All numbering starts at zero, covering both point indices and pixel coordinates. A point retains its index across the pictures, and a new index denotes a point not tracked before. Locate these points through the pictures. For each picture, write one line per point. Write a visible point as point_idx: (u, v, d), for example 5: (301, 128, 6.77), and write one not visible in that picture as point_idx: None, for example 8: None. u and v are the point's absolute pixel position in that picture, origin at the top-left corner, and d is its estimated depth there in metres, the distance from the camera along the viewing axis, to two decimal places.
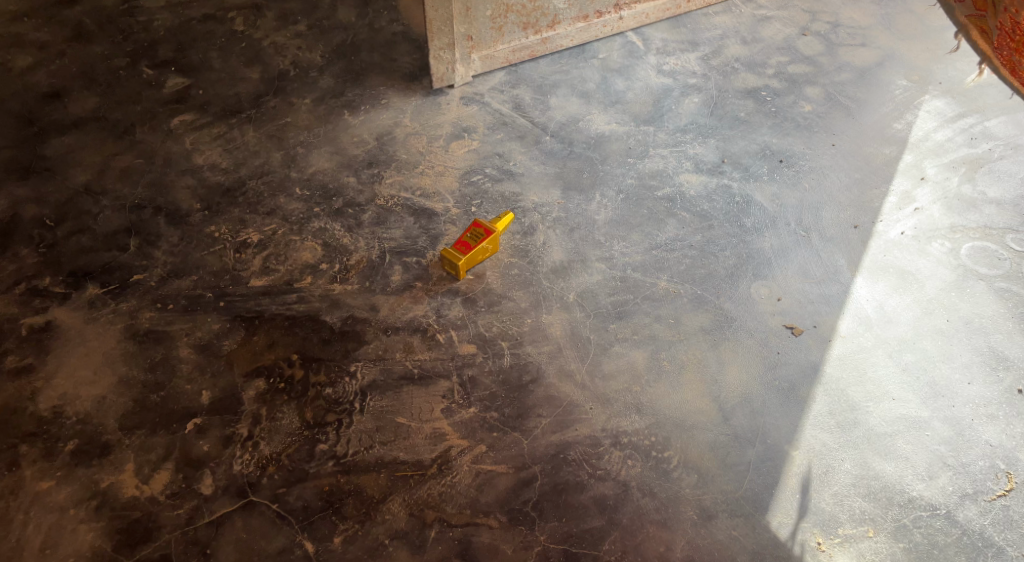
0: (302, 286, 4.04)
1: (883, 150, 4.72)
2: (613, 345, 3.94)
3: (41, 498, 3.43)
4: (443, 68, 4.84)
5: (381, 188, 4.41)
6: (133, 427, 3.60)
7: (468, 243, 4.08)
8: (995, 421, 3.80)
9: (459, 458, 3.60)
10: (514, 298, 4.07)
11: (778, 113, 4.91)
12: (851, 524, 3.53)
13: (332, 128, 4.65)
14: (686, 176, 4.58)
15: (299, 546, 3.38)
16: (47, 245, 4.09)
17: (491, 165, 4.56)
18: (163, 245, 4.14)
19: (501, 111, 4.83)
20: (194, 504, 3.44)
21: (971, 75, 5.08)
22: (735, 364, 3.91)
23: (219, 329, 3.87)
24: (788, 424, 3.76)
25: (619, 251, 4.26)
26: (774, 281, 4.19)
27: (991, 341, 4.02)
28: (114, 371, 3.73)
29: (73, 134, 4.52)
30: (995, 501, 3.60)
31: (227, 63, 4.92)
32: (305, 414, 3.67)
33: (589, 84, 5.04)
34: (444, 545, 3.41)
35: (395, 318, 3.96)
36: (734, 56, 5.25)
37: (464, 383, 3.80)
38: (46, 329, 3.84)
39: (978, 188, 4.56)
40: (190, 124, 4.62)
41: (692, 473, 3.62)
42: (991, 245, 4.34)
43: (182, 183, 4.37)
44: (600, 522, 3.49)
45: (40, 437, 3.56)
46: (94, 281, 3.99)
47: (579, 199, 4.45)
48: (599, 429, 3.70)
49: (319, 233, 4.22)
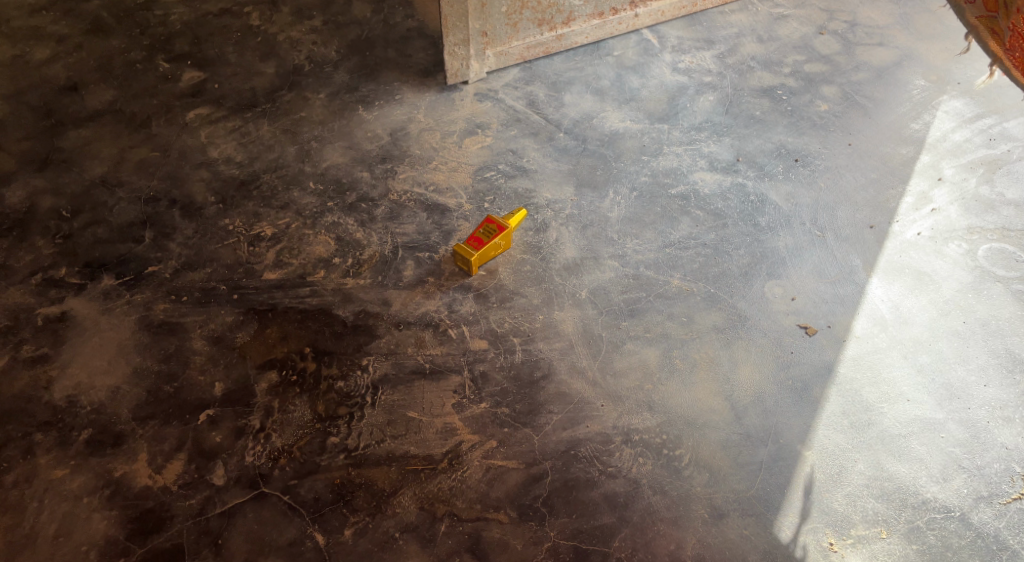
0: (315, 279, 4.05)
1: (900, 150, 4.68)
2: (625, 342, 3.93)
3: (54, 487, 3.45)
4: (458, 64, 4.83)
5: (394, 183, 4.42)
6: (147, 417, 3.62)
7: (481, 239, 4.07)
8: (1012, 424, 3.77)
9: (470, 453, 3.60)
10: (525, 295, 4.06)
11: (794, 112, 4.89)
12: (864, 525, 3.51)
13: (347, 123, 4.66)
14: (700, 174, 4.57)
15: (310, 538, 3.39)
16: (64, 236, 4.12)
17: (504, 162, 4.55)
18: (178, 237, 4.16)
19: (515, 108, 4.82)
20: (206, 495, 3.45)
21: (983, 75, 5.05)
22: (748, 363, 3.90)
23: (232, 321, 3.88)
24: (801, 424, 3.74)
25: (632, 248, 4.25)
26: (789, 280, 4.16)
27: (1008, 343, 3.99)
28: (128, 361, 3.76)
29: (89, 127, 4.55)
30: (1010, 504, 3.57)
31: (243, 58, 4.94)
32: (317, 407, 3.68)
33: (603, 81, 5.02)
34: (454, 540, 3.41)
35: (407, 312, 3.97)
36: (750, 54, 5.22)
37: (476, 378, 3.79)
38: (61, 318, 3.86)
39: (996, 189, 4.52)
40: (206, 117, 4.64)
41: (703, 471, 3.60)
42: (1009, 247, 4.31)
43: (197, 176, 4.39)
44: (611, 519, 3.49)
45: (55, 426, 3.58)
46: (109, 272, 4.02)
47: (593, 196, 4.44)
48: (610, 426, 3.70)
49: (332, 227, 4.23)
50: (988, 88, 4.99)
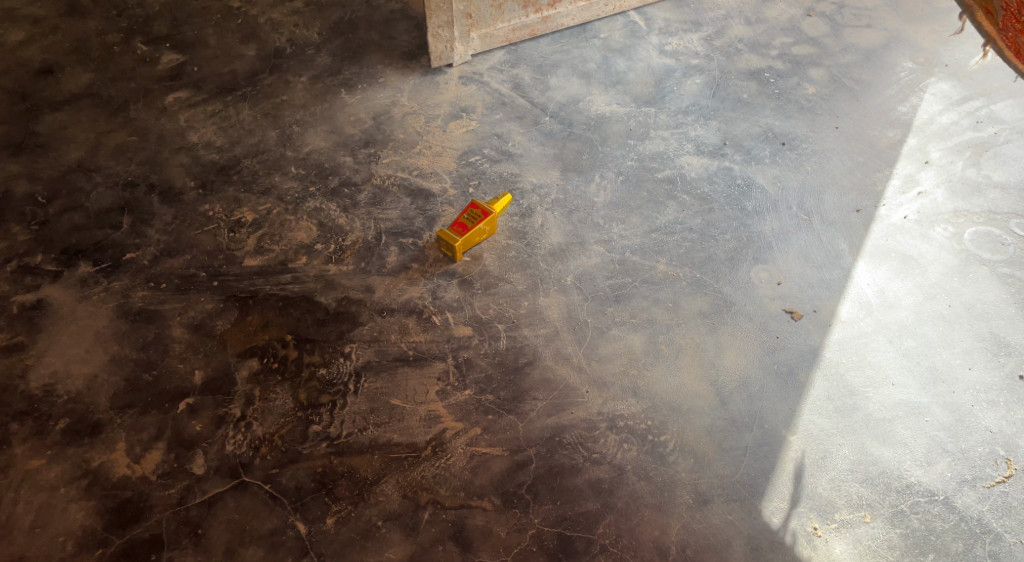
0: (297, 266, 3.99)
1: (887, 133, 4.65)
2: (610, 328, 3.90)
3: (30, 477, 3.41)
4: (442, 46, 4.77)
5: (378, 168, 4.36)
6: (125, 406, 3.57)
7: (465, 224, 4.03)
8: (996, 407, 3.75)
9: (453, 440, 3.57)
10: (510, 281, 4.02)
11: (782, 95, 4.84)
12: (848, 509, 3.50)
13: (329, 107, 4.59)
14: (687, 158, 4.52)
15: (291, 527, 3.36)
16: (40, 222, 4.05)
17: (490, 146, 4.50)
18: (156, 223, 4.09)
19: (501, 91, 4.76)
20: (186, 484, 3.42)
21: (977, 56, 5.02)
22: (734, 348, 3.87)
23: (212, 308, 3.83)
24: (785, 409, 3.72)
25: (618, 233, 4.21)
26: (775, 265, 4.13)
27: (993, 326, 3.97)
28: (106, 349, 3.70)
29: (65, 111, 4.47)
30: (994, 488, 3.56)
31: (223, 40, 4.85)
32: (298, 395, 3.64)
33: (590, 64, 4.96)
34: (437, 527, 3.39)
35: (391, 299, 3.92)
36: (737, 36, 5.17)
37: (460, 364, 3.76)
38: (38, 306, 3.81)
39: (982, 171, 4.49)
40: (185, 101, 4.57)
41: (688, 457, 3.58)
42: (996, 230, 4.28)
43: (176, 161, 4.32)
44: (595, 505, 3.47)
45: (31, 415, 3.53)
46: (86, 259, 3.95)
47: (579, 179, 4.40)
48: (595, 413, 3.67)
49: (314, 213, 4.18)
50: (977, 69, 4.95)
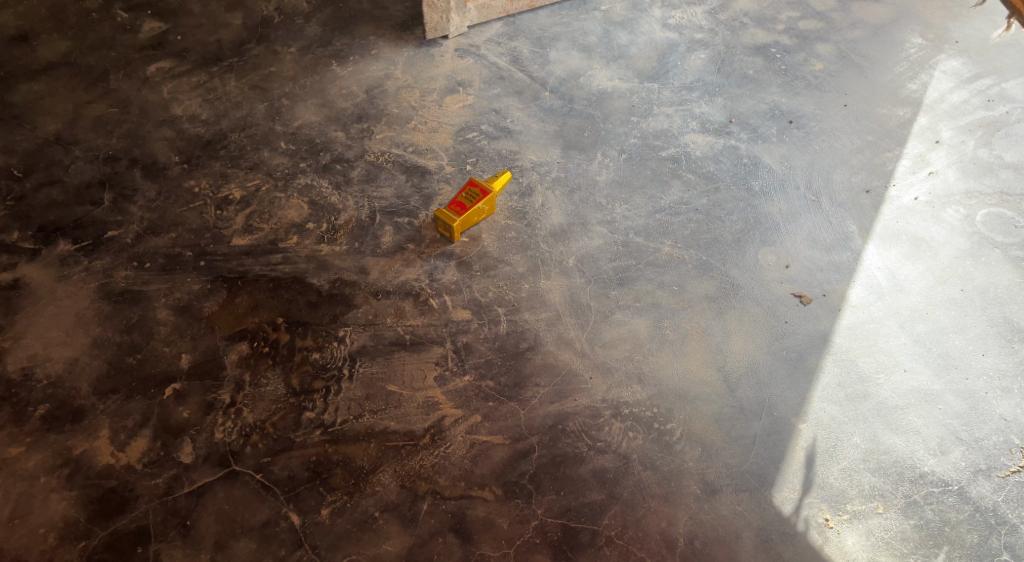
0: (288, 246, 3.81)
1: (897, 111, 4.52)
2: (614, 312, 3.77)
3: (8, 466, 3.23)
4: (437, 17, 4.58)
5: (371, 144, 4.18)
6: (108, 391, 3.40)
7: (464, 203, 3.86)
8: (1010, 395, 3.66)
9: (453, 428, 3.43)
10: (511, 263, 3.86)
11: (789, 71, 4.70)
12: (860, 500, 3.40)
13: (320, 79, 4.40)
14: (691, 136, 4.38)
15: (285, 518, 3.22)
16: (15, 198, 3.84)
17: (488, 122, 4.32)
18: (139, 199, 3.90)
19: (499, 65, 4.58)
20: (173, 473, 3.26)
21: (1000, 29, 4.92)
22: (741, 333, 3.75)
23: (199, 290, 3.66)
24: (795, 396, 3.61)
25: (621, 214, 4.06)
26: (783, 248, 4.01)
27: (1007, 311, 3.87)
28: (87, 331, 3.52)
29: (41, 80, 4.24)
30: (1008, 478, 3.48)
31: (207, 7, 4.62)
32: (290, 380, 3.48)
33: (591, 37, 4.79)
34: (436, 519, 3.25)
35: (386, 281, 3.76)
36: (743, 10, 5.01)
37: (459, 349, 3.61)
38: (15, 286, 3.61)
39: (994, 151, 4.38)
40: (168, 71, 4.35)
41: (695, 446, 3.47)
42: (1008, 212, 4.18)
43: (159, 134, 4.12)
44: (601, 495, 3.35)
45: (9, 401, 3.35)
46: (66, 236, 3.75)
47: (580, 157, 4.24)
48: (599, 400, 3.54)
49: (305, 190, 3.99)
50: (988, 46, 4.83)
